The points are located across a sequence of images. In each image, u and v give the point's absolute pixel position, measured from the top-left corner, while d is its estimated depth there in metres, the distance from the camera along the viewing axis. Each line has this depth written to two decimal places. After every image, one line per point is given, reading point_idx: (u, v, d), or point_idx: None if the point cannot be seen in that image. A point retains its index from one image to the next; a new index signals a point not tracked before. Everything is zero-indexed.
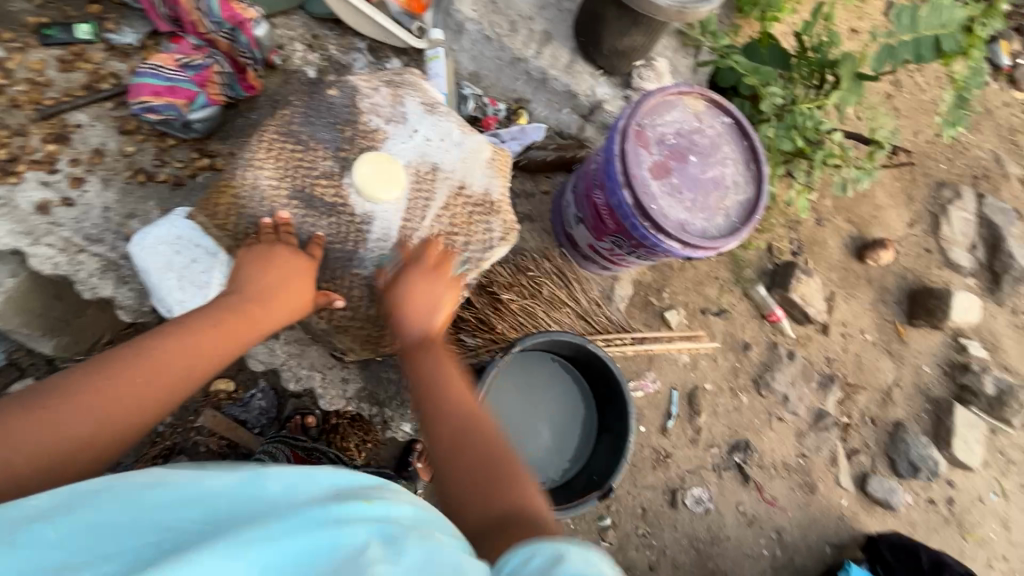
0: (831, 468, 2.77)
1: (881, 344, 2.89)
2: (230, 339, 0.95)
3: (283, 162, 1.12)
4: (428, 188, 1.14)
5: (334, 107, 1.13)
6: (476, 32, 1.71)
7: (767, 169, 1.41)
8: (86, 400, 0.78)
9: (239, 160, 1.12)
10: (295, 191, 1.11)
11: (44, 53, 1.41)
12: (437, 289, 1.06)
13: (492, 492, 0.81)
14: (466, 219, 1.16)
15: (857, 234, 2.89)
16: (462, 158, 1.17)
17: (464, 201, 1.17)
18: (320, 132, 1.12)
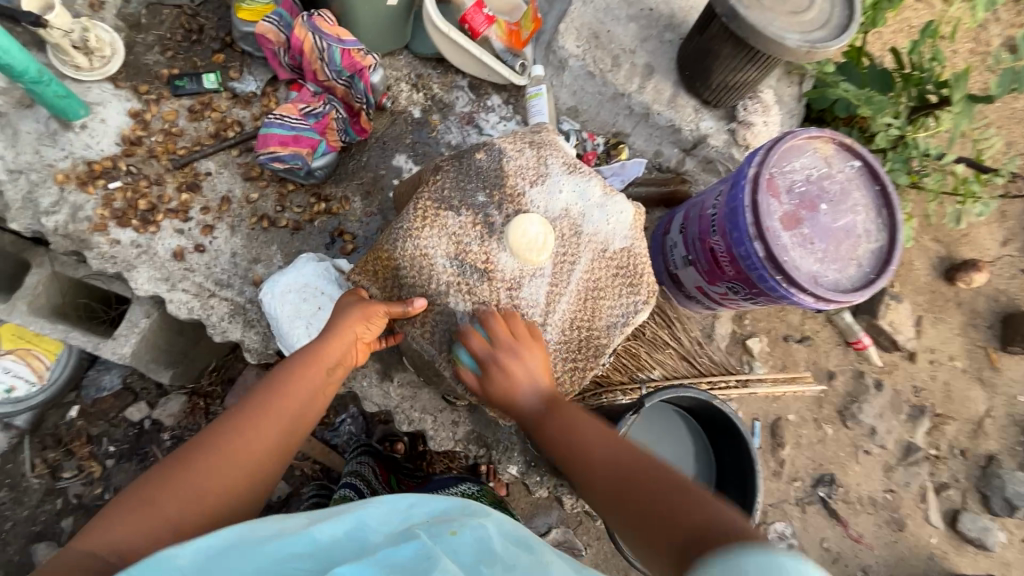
0: (920, 504, 2.64)
1: (972, 372, 2.72)
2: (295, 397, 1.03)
3: (433, 233, 1.07)
4: (573, 252, 1.12)
5: (483, 172, 1.10)
6: (579, 68, 1.70)
7: (901, 216, 1.33)
8: (200, 454, 0.94)
9: (396, 231, 1.08)
10: (449, 257, 1.08)
11: (176, 104, 1.48)
12: (531, 360, 1.04)
13: (664, 532, 0.81)
14: (613, 282, 1.13)
15: (948, 254, 2.73)
16: (605, 221, 1.13)
17: (607, 263, 1.14)
18: (472, 198, 1.09)
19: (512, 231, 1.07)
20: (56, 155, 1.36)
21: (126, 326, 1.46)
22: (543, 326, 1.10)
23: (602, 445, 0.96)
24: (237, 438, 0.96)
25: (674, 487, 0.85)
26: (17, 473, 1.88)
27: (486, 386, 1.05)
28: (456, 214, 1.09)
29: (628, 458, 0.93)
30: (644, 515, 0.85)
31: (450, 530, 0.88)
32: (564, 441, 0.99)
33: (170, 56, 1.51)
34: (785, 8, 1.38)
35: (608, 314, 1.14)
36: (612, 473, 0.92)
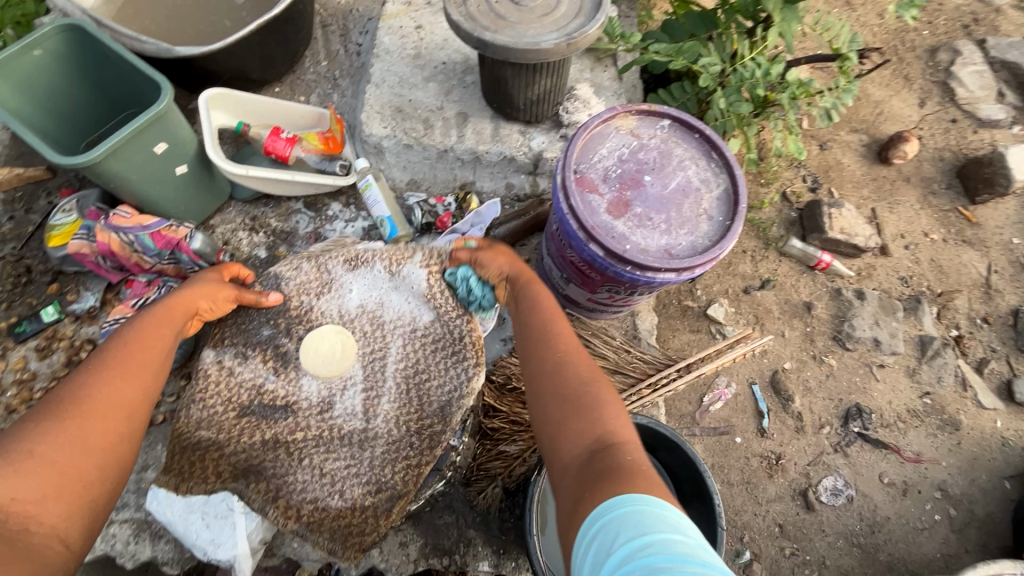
0: (965, 393, 2.42)
1: (953, 237, 2.58)
2: (152, 347, 0.97)
3: (223, 386, 1.07)
4: (381, 345, 1.11)
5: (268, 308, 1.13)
6: (395, 145, 1.71)
7: (731, 152, 1.27)
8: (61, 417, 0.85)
9: (184, 400, 1.07)
10: (241, 408, 1.06)
11: (23, 349, 1.47)
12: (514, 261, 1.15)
13: (578, 432, 0.90)
14: (433, 357, 1.10)
15: (870, 139, 2.66)
16: (403, 302, 1.14)
17: (421, 341, 1.12)
18: (257, 335, 1.11)
19: (304, 354, 1.09)
20: None
21: None
22: (366, 433, 1.06)
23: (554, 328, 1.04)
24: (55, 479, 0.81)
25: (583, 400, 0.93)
26: None
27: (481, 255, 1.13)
28: (247, 360, 1.09)
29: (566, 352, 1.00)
30: (564, 398, 0.94)
31: None
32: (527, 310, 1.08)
33: (7, 307, 1.52)
34: (534, 14, 1.38)
35: (436, 393, 1.09)
36: (557, 341, 1.02)
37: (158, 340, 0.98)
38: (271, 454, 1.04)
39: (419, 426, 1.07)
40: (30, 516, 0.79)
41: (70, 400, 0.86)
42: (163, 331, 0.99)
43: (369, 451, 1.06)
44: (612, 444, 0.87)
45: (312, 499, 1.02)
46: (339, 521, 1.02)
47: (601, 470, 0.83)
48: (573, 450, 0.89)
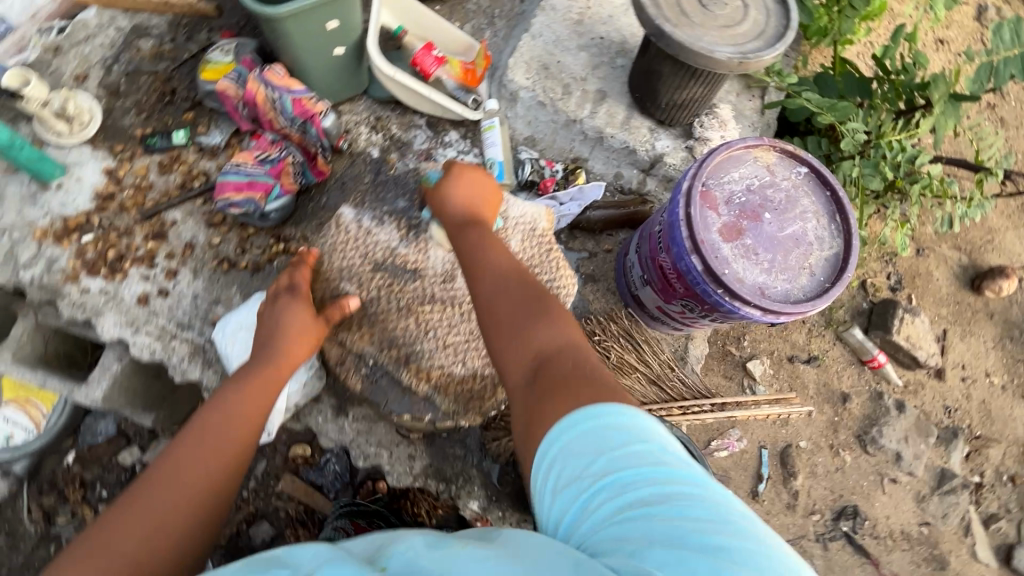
0: (964, 538, 2.38)
1: (1013, 388, 2.50)
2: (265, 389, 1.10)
3: (360, 244, 1.28)
4: (501, 236, 1.18)
5: (401, 185, 1.33)
6: (531, 98, 1.75)
7: (856, 220, 1.27)
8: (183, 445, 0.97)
9: (325, 248, 1.29)
10: (377, 262, 1.27)
11: (147, 159, 1.59)
12: (473, 181, 1.17)
13: (530, 349, 0.89)
14: (541, 252, 1.18)
15: (969, 262, 2.57)
16: (526, 204, 1.23)
17: (537, 241, 1.20)
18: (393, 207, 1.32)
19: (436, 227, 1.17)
20: (36, 213, 1.48)
21: (99, 370, 1.50)
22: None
23: (498, 249, 1.06)
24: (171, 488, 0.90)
25: (535, 312, 0.94)
26: (14, 519, 1.94)
27: (437, 195, 1.17)
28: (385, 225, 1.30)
29: (516, 270, 1.02)
30: (513, 317, 0.94)
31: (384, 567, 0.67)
32: (471, 246, 1.07)
33: (145, 117, 1.63)
34: (717, 22, 1.38)
35: None
36: (497, 265, 1.02)
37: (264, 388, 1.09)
38: (403, 319, 1.24)
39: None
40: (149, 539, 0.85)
41: (210, 418, 1.01)
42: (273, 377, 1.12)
43: None
44: (557, 353, 0.87)
45: (421, 352, 1.23)
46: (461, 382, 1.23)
47: (545, 381, 0.82)
48: (519, 361, 0.89)
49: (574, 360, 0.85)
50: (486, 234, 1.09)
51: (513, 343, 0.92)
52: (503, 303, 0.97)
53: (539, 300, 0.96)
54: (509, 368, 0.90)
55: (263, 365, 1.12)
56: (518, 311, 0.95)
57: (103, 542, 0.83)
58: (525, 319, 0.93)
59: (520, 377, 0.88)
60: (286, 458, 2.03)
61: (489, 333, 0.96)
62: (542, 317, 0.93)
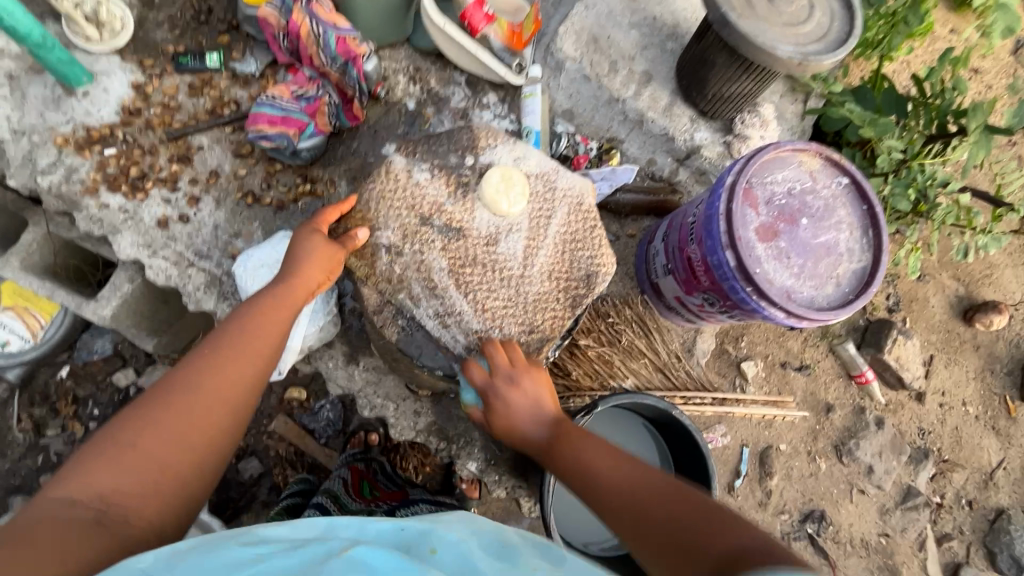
0: (917, 552, 2.51)
1: (986, 419, 2.59)
2: (273, 320, 1.02)
3: (406, 193, 1.11)
4: (549, 207, 1.12)
5: (455, 136, 1.15)
6: (575, 71, 1.71)
7: (888, 237, 1.28)
8: (185, 373, 0.91)
9: (368, 192, 1.12)
10: (422, 218, 1.10)
11: (177, 79, 1.53)
12: (531, 385, 1.08)
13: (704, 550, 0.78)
14: (586, 228, 1.12)
15: (965, 293, 2.61)
16: (575, 175, 1.15)
17: (583, 217, 1.14)
18: (445, 159, 1.13)
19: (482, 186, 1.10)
20: (59, 119, 1.43)
21: (109, 289, 1.48)
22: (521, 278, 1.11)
23: (609, 466, 0.98)
24: (175, 414, 0.86)
25: (698, 512, 0.84)
26: (4, 425, 1.94)
27: (497, 415, 1.09)
28: (432, 177, 1.12)
29: (638, 485, 0.93)
30: (665, 536, 0.84)
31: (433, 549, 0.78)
32: (578, 470, 1.00)
33: (177, 34, 1.56)
34: (782, 19, 1.36)
35: (575, 265, 1.12)
36: (644, 492, 0.91)
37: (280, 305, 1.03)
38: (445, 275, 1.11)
39: (566, 286, 1.12)
40: (148, 469, 0.81)
41: (214, 347, 0.94)
42: (275, 314, 1.03)
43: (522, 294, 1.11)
44: (736, 547, 0.76)
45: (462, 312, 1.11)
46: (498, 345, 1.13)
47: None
48: (701, 562, 0.78)
49: (760, 551, 0.74)
50: (586, 443, 1.03)
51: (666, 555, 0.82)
52: (658, 517, 0.87)
53: (702, 502, 0.86)
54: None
55: (274, 289, 1.05)
56: (672, 524, 0.85)
57: (120, 443, 0.82)
58: (675, 530, 0.84)
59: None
60: (281, 399, 2.03)
61: (645, 555, 0.86)
62: (686, 502, 0.87)
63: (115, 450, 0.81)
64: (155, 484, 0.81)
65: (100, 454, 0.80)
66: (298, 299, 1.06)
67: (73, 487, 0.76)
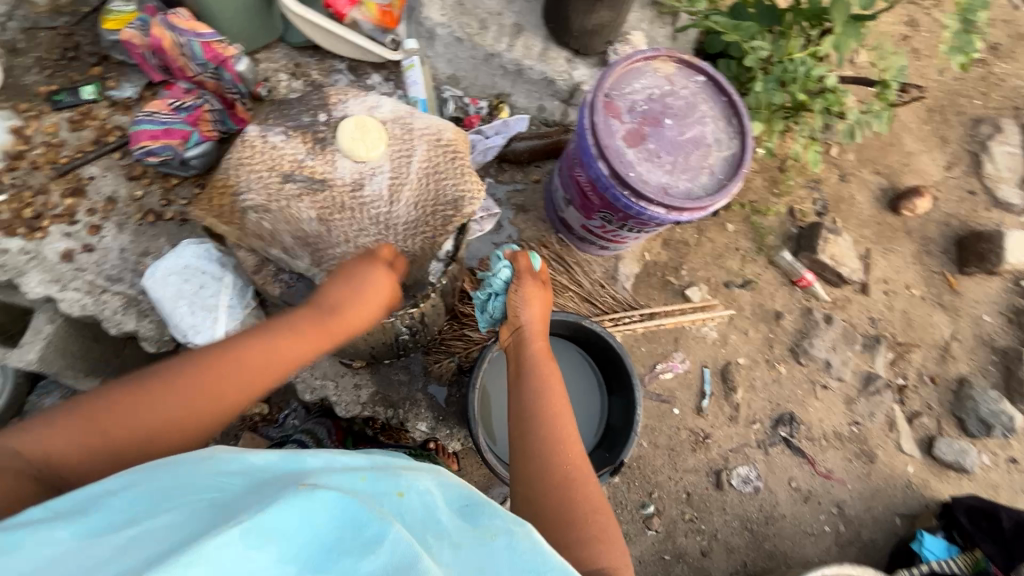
0: (889, 433, 2.61)
1: (931, 297, 2.71)
2: (282, 359, 0.95)
3: (263, 154, 1.06)
4: (409, 148, 1.09)
5: (305, 98, 1.11)
6: (447, 35, 1.74)
7: (749, 121, 1.36)
8: (181, 386, 0.88)
9: (228, 161, 1.06)
10: (283, 176, 1.04)
11: (56, 117, 1.54)
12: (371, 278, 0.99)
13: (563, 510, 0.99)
14: (448, 159, 1.09)
15: (889, 184, 2.74)
16: (433, 116, 1.13)
17: (446, 150, 1.10)
18: (298, 120, 1.08)
19: (341, 138, 1.05)
20: None
21: (30, 333, 1.49)
22: (389, 217, 1.05)
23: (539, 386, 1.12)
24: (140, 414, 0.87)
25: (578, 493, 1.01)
26: None
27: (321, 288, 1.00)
28: (288, 138, 1.07)
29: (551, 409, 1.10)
30: (555, 497, 1.00)
31: (403, 491, 0.80)
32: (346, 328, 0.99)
33: (49, 74, 1.57)
34: None
35: (446, 195, 1.07)
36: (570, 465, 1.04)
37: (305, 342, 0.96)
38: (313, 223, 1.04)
39: (437, 214, 1.07)
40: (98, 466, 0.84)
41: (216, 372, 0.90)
42: (298, 349, 0.95)
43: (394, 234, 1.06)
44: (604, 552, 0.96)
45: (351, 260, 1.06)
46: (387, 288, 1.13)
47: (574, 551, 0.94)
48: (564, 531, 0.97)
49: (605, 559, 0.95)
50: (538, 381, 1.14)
51: (546, 490, 1.01)
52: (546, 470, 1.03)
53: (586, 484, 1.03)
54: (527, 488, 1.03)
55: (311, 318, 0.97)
56: (575, 495, 1.01)
57: (98, 426, 0.84)
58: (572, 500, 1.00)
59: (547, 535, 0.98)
60: (242, 418, 2.07)
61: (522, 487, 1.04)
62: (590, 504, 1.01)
63: (85, 419, 0.84)
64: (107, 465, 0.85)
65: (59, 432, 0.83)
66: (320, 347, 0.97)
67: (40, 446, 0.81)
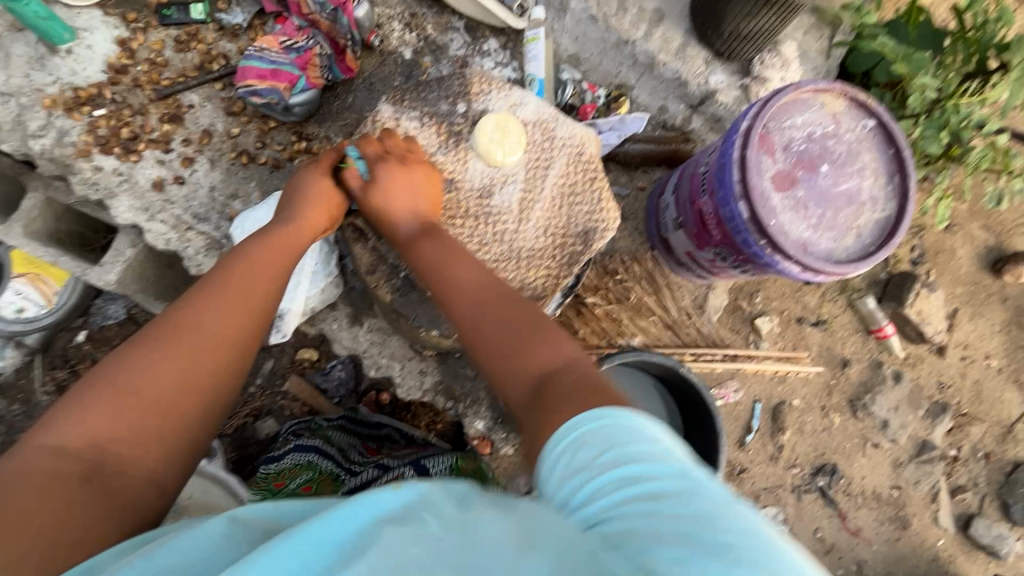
0: (930, 504, 2.37)
1: (1008, 372, 2.40)
2: (273, 265, 1.00)
3: None
4: (546, 157, 1.15)
5: (447, 83, 1.17)
6: (581, 11, 1.57)
7: (916, 183, 1.19)
8: (181, 322, 0.87)
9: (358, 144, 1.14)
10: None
11: (163, 33, 1.46)
12: (417, 177, 1.06)
13: (524, 362, 0.82)
14: (584, 177, 1.15)
15: (995, 243, 2.37)
16: (575, 124, 1.17)
17: (581, 167, 1.16)
18: (436, 107, 1.15)
19: (475, 135, 1.13)
20: (45, 79, 1.39)
21: (111, 254, 1.47)
22: (518, 231, 1.13)
23: (470, 272, 0.97)
24: (166, 365, 0.83)
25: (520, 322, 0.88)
26: (28, 388, 1.99)
27: (372, 191, 1.05)
28: (423, 125, 1.14)
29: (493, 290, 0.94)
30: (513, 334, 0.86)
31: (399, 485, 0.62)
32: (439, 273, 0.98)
33: None
34: None
35: (574, 216, 1.15)
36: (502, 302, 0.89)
37: (283, 249, 1.02)
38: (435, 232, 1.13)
39: (564, 241, 1.15)
40: (137, 436, 0.78)
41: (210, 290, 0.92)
42: (280, 253, 1.01)
43: (517, 248, 1.13)
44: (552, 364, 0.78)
45: None
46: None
47: (547, 395, 0.74)
48: (522, 378, 0.81)
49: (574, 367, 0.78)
50: (442, 240, 1.02)
51: (487, 347, 0.87)
52: (489, 331, 0.88)
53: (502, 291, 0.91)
54: (503, 379, 0.84)
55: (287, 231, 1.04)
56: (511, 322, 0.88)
57: (119, 398, 0.79)
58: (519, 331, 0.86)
59: (524, 397, 0.79)
60: (293, 359, 2.03)
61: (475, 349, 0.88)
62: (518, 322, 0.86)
63: (107, 398, 0.78)
64: (156, 428, 0.80)
65: (74, 419, 0.76)
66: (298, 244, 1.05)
67: (60, 435, 0.74)
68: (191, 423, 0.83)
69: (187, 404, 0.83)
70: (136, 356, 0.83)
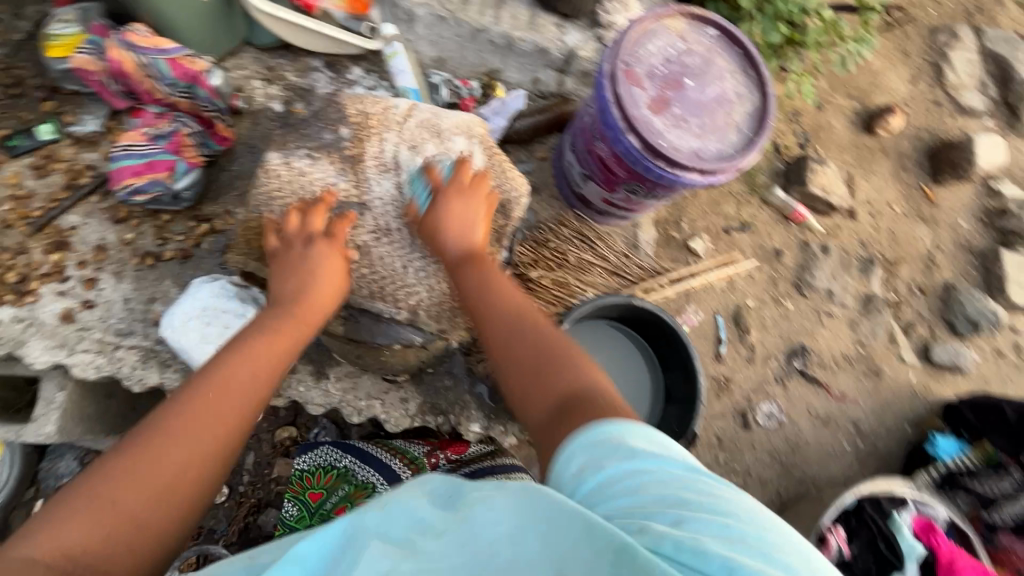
0: (891, 348, 2.57)
1: (911, 212, 2.65)
2: (268, 357, 1.00)
3: (296, 183, 1.20)
4: (441, 152, 1.25)
5: (323, 115, 1.26)
6: (428, 15, 1.61)
7: (768, 71, 1.32)
8: (174, 422, 0.86)
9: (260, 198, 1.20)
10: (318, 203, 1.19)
11: (17, 164, 1.40)
12: (467, 207, 1.16)
13: (546, 386, 0.89)
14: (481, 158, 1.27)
15: (860, 107, 2.63)
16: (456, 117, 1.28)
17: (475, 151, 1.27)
18: (320, 139, 1.23)
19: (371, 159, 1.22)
20: None
21: (42, 405, 1.36)
22: None
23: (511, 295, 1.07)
24: (153, 464, 0.81)
25: (556, 352, 0.94)
26: None
27: (431, 218, 1.15)
28: (315, 161, 1.22)
29: (524, 312, 1.03)
30: (536, 349, 0.95)
31: (383, 506, 0.75)
32: (476, 291, 1.08)
33: None
34: None
35: None
36: (541, 340, 0.96)
37: (288, 338, 1.04)
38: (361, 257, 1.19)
39: None
40: (112, 535, 0.75)
41: (202, 389, 0.90)
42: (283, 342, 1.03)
43: None
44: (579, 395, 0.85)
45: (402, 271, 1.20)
46: (440, 300, 1.20)
47: (569, 414, 0.81)
48: (541, 399, 0.88)
49: (596, 399, 0.83)
50: (485, 268, 1.11)
51: (517, 378, 0.94)
52: (517, 348, 0.97)
53: (559, 344, 0.96)
54: (525, 403, 0.90)
55: (286, 305, 1.07)
56: (534, 350, 0.95)
57: (97, 503, 0.76)
58: (536, 363, 0.93)
59: (544, 417, 0.86)
60: (274, 443, 1.97)
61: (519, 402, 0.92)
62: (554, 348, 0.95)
63: (85, 503, 0.75)
64: (134, 529, 0.77)
65: (48, 529, 0.72)
66: (296, 336, 1.05)
67: (34, 545, 0.70)
68: (168, 524, 0.80)
69: (169, 504, 0.81)
70: (120, 462, 0.80)
